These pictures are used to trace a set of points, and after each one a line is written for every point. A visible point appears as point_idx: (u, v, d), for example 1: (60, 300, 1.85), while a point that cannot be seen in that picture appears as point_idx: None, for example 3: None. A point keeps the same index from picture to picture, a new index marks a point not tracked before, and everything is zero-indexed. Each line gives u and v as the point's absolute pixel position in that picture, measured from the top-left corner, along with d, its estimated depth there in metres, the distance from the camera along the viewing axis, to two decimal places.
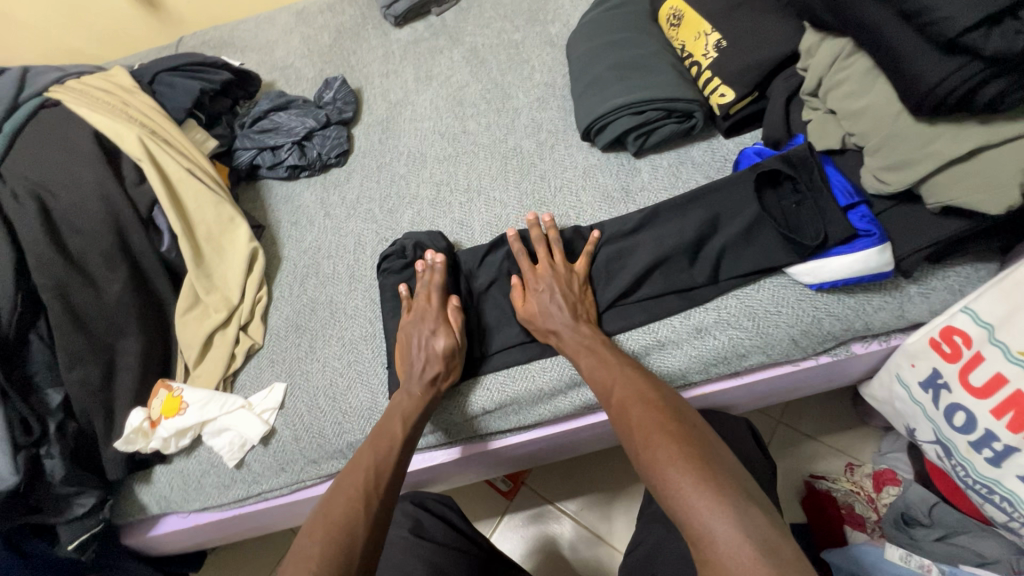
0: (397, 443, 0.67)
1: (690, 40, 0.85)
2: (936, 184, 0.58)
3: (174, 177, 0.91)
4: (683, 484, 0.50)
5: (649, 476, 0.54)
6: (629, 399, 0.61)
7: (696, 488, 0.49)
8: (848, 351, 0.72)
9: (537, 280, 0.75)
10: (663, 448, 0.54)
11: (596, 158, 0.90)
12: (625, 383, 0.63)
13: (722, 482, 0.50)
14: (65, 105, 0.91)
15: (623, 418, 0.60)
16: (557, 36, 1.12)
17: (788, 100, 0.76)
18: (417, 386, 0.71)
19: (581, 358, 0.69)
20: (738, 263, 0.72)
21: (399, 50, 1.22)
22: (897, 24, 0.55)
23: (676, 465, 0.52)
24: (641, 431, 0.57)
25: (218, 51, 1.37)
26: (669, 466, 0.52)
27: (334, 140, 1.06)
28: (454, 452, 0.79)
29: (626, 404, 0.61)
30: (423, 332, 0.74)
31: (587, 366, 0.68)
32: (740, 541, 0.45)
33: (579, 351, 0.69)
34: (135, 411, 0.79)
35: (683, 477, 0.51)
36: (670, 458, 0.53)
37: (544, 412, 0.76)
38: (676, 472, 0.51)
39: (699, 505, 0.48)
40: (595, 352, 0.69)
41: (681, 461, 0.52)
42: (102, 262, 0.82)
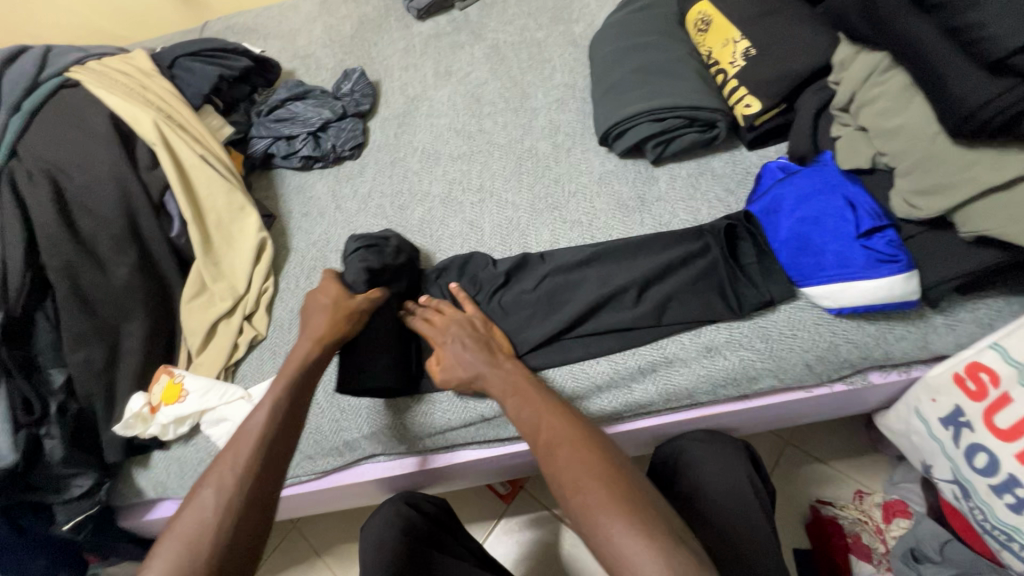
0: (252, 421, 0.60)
1: (718, 47, 0.81)
2: (969, 213, 0.55)
3: (186, 163, 0.90)
4: (615, 532, 0.47)
5: (580, 523, 0.50)
6: (554, 436, 0.56)
7: (630, 536, 0.47)
8: (865, 380, 0.69)
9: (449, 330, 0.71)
10: (593, 490, 0.50)
11: (614, 164, 0.88)
12: (549, 416, 0.58)
13: (662, 533, 0.47)
14: (83, 85, 0.91)
15: (547, 456, 0.55)
16: (581, 36, 1.09)
17: (817, 114, 0.72)
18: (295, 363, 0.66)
19: (507, 395, 0.62)
20: (755, 283, 0.68)
21: (420, 44, 1.20)
22: (941, 41, 0.52)
23: (613, 514, 0.48)
24: (570, 475, 0.52)
25: (241, 37, 1.38)
26: (600, 512, 0.49)
27: (349, 132, 1.05)
28: (399, 466, 0.80)
29: (551, 442, 0.55)
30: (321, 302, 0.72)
31: (513, 407, 0.61)
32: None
33: (506, 387, 0.63)
34: (136, 396, 0.79)
35: (616, 523, 0.48)
36: (605, 507, 0.49)
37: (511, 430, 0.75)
38: (613, 522, 0.48)
39: (636, 560, 0.45)
40: (521, 390, 0.62)
41: (616, 509, 0.49)
42: (111, 245, 0.82)
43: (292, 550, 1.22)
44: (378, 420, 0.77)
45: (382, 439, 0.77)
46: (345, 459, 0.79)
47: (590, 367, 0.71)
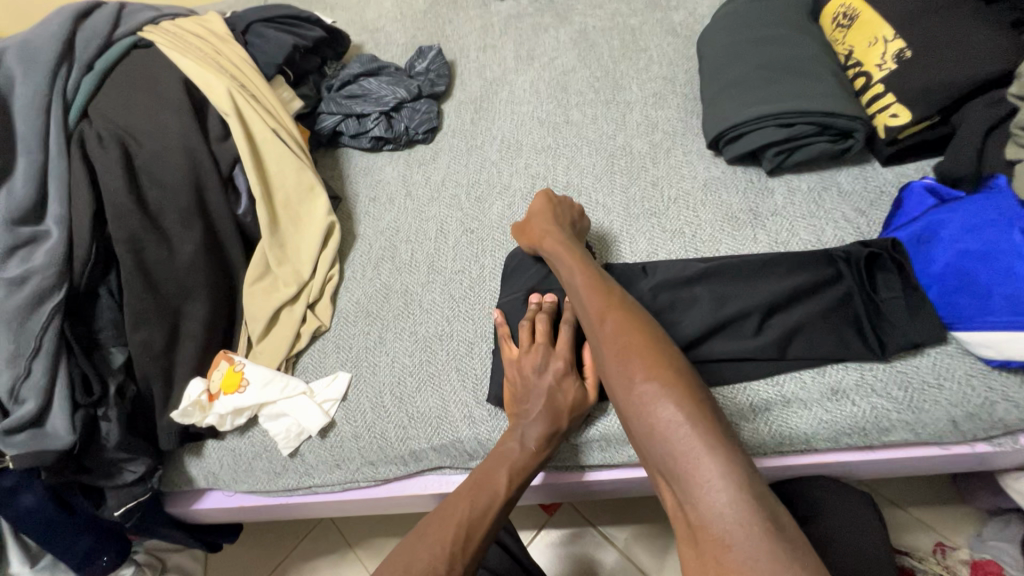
0: (496, 502, 0.58)
1: (860, 47, 0.72)
2: None
3: (259, 137, 0.85)
4: (672, 414, 0.48)
5: (637, 416, 0.50)
6: (622, 323, 0.56)
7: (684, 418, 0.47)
8: (1015, 444, 0.60)
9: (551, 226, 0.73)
10: (657, 373, 0.51)
11: (721, 170, 0.79)
12: (617, 308, 0.58)
13: (727, 436, 0.47)
14: (156, 47, 0.86)
15: (614, 339, 0.55)
16: (680, 26, 1.00)
17: (988, 131, 0.61)
18: (531, 439, 0.62)
19: (583, 283, 0.63)
20: (897, 323, 0.60)
21: (500, 24, 1.12)
22: None
23: (675, 404, 0.48)
24: (635, 368, 0.52)
25: (307, 6, 1.31)
26: (661, 394, 0.49)
27: (424, 114, 0.98)
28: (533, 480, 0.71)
29: (619, 327, 0.56)
30: (546, 374, 0.64)
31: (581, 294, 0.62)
32: (733, 501, 0.42)
33: (576, 272, 0.64)
34: (195, 381, 0.74)
35: (676, 407, 0.48)
36: (670, 398, 0.49)
37: (607, 455, 0.68)
38: (671, 411, 0.48)
39: (690, 445, 0.46)
40: (594, 280, 0.63)
41: (677, 394, 0.49)
42: (179, 219, 0.77)
43: (324, 540, 1.18)
44: (448, 434, 0.71)
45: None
46: (409, 470, 0.74)
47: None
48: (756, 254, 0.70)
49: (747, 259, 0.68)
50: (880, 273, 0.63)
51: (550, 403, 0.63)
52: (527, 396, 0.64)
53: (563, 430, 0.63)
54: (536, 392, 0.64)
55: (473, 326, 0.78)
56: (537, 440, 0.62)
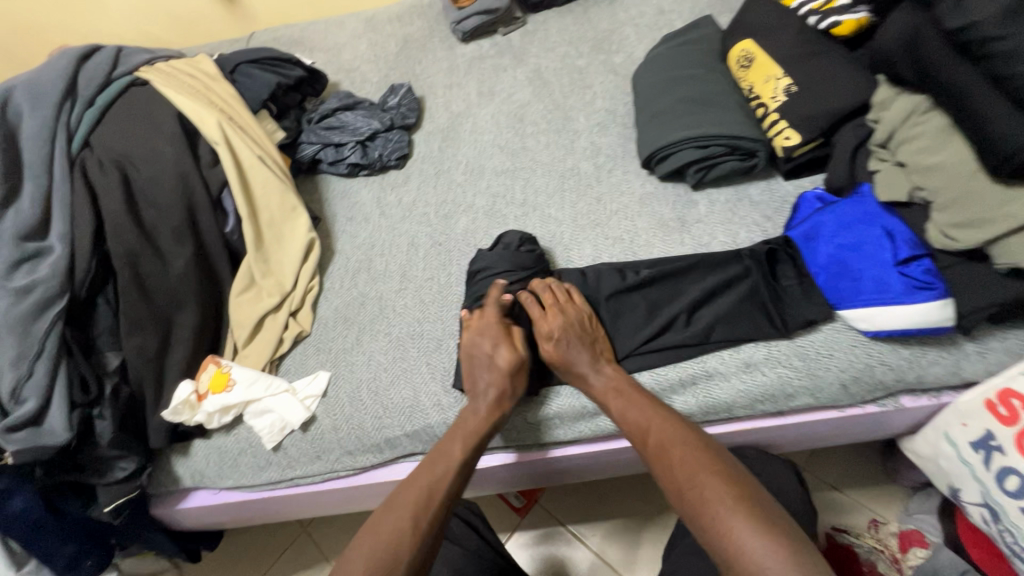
0: (452, 467, 0.67)
1: (759, 83, 0.86)
2: (1009, 245, 0.58)
3: (246, 163, 0.94)
4: (735, 526, 0.53)
5: (699, 527, 0.56)
6: (670, 442, 0.63)
7: (746, 527, 0.53)
8: (896, 403, 0.72)
9: (558, 318, 0.74)
10: (711, 486, 0.57)
11: (654, 187, 0.92)
12: (661, 426, 0.65)
13: (789, 538, 0.52)
14: (152, 84, 0.96)
15: (665, 463, 0.62)
16: (620, 66, 1.15)
17: (855, 149, 0.76)
18: (481, 406, 0.71)
19: (611, 398, 0.69)
20: (794, 306, 0.72)
21: (464, 64, 1.26)
22: (984, 89, 0.56)
23: (734, 515, 0.54)
24: (688, 469, 0.60)
25: (288, 49, 1.44)
26: (720, 507, 0.55)
27: (396, 143, 1.10)
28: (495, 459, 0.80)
29: (667, 448, 0.63)
30: (485, 347, 0.74)
31: (618, 408, 0.68)
32: None
33: (607, 388, 0.70)
34: (184, 383, 0.80)
35: (736, 516, 0.54)
36: (729, 510, 0.55)
37: (559, 433, 0.77)
38: (724, 505, 0.55)
39: (756, 551, 0.51)
40: (626, 394, 0.69)
41: (735, 504, 0.55)
42: (171, 236, 0.85)
43: (302, 553, 1.21)
44: (420, 420, 0.79)
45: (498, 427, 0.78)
46: (384, 457, 0.81)
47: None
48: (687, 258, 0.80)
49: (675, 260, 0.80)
50: (782, 266, 0.76)
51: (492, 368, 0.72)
52: (475, 367, 0.74)
53: (509, 390, 0.72)
54: (480, 361, 0.73)
55: (441, 326, 0.87)
56: (485, 403, 0.71)
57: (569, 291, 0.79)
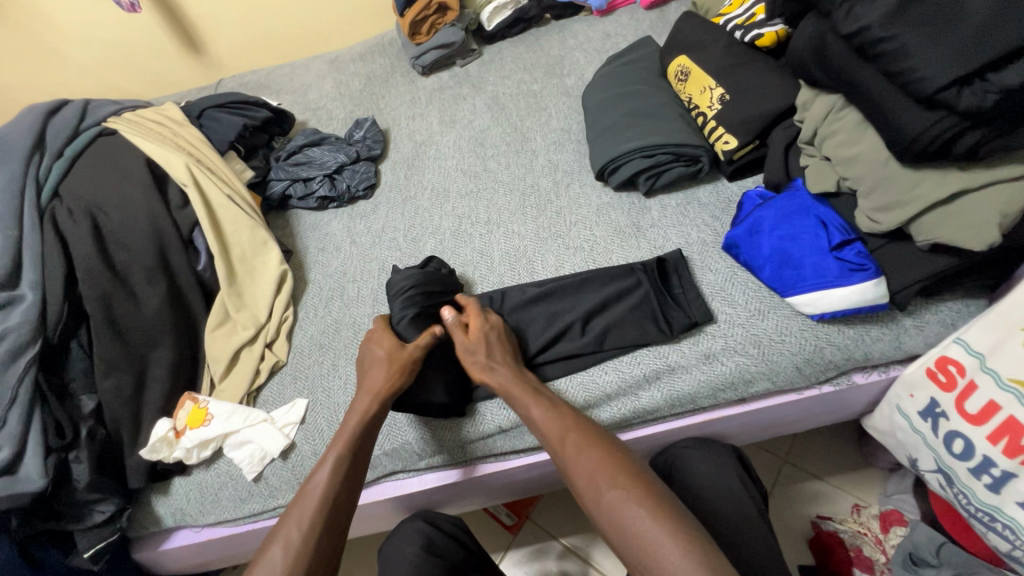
0: (343, 470, 0.67)
1: (696, 93, 0.92)
2: (924, 223, 0.63)
3: (215, 203, 0.97)
4: (642, 523, 0.54)
5: (612, 524, 0.56)
6: (581, 443, 0.63)
7: (650, 523, 0.54)
8: (849, 380, 0.75)
9: (481, 326, 0.77)
10: (619, 485, 0.58)
11: (609, 197, 0.97)
12: (572, 427, 0.65)
13: (687, 530, 0.53)
14: (120, 134, 0.99)
15: (577, 462, 0.62)
16: (573, 87, 1.21)
17: (786, 149, 0.82)
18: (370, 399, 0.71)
19: (529, 403, 0.69)
20: (678, 308, 0.78)
21: (425, 96, 1.32)
22: (883, 84, 0.62)
23: (639, 510, 0.55)
24: (593, 470, 0.60)
25: (255, 93, 1.49)
26: (628, 506, 0.56)
27: (363, 174, 1.14)
28: (452, 475, 0.82)
29: (579, 448, 0.62)
30: (375, 353, 0.76)
31: (536, 412, 0.68)
32: None
33: (524, 394, 0.70)
34: (162, 421, 0.81)
35: (643, 513, 0.55)
36: (636, 507, 0.55)
37: (505, 445, 0.80)
38: (620, 493, 0.57)
39: (659, 546, 0.52)
40: (542, 399, 0.69)
41: (638, 500, 0.56)
42: (143, 276, 0.87)
43: None
44: (397, 438, 0.80)
45: (472, 438, 0.80)
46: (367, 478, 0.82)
47: (593, 386, 0.77)
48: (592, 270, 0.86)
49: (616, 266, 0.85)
50: (672, 275, 0.82)
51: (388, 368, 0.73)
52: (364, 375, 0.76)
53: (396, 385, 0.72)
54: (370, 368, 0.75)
55: None
56: (370, 401, 0.71)
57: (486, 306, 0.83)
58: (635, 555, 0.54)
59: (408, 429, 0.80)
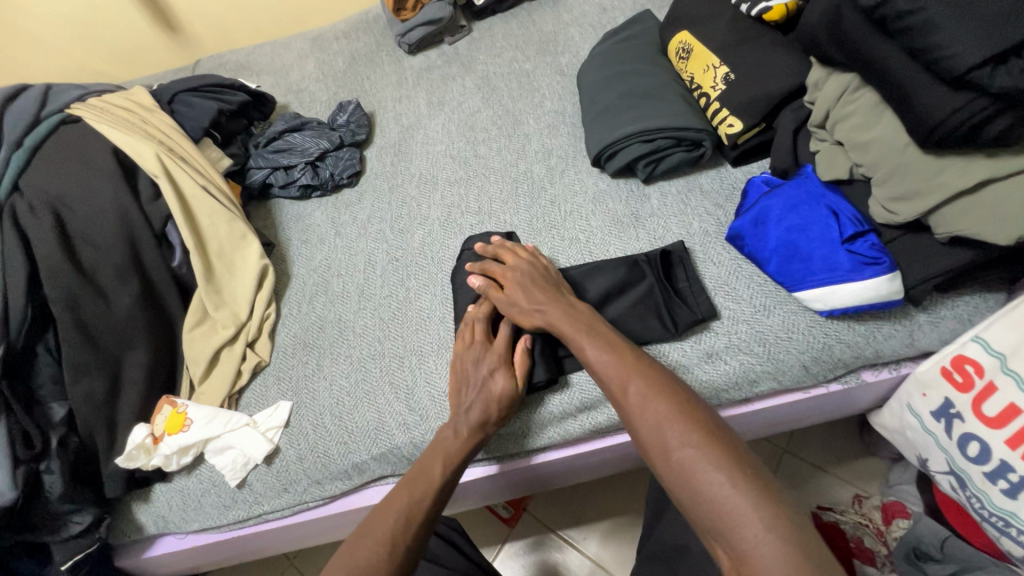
0: (432, 490, 0.64)
1: (699, 73, 0.87)
2: (943, 216, 0.59)
3: (189, 194, 0.91)
4: (715, 477, 0.49)
5: (677, 474, 0.51)
6: (648, 387, 0.58)
7: (726, 478, 0.48)
8: (858, 379, 0.72)
9: (511, 274, 0.76)
10: (690, 436, 0.52)
11: (606, 184, 0.92)
12: (638, 373, 0.60)
13: (768, 489, 0.47)
14: (84, 121, 0.93)
15: (642, 407, 0.57)
16: (567, 66, 1.14)
17: (795, 132, 0.77)
18: (464, 426, 0.69)
19: (588, 343, 0.65)
20: (684, 305, 0.74)
21: (412, 77, 1.25)
22: (905, 62, 0.56)
23: (713, 465, 0.49)
24: (662, 418, 0.55)
25: (233, 74, 1.41)
26: (698, 458, 0.50)
27: (347, 161, 1.08)
28: (486, 469, 0.78)
29: (645, 392, 0.58)
30: (480, 371, 0.72)
31: (596, 355, 0.64)
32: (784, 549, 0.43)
33: (584, 335, 0.66)
34: (139, 427, 0.78)
35: (717, 467, 0.49)
36: (709, 460, 0.50)
37: (540, 439, 0.75)
38: (693, 451, 0.51)
39: (734, 504, 0.47)
40: (611, 344, 0.65)
41: (712, 454, 0.50)
42: (114, 275, 0.82)
43: None
44: (386, 442, 0.77)
45: None
46: (353, 484, 0.79)
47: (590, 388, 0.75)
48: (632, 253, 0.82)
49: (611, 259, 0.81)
50: (677, 268, 0.77)
51: (484, 393, 0.70)
52: (467, 393, 0.72)
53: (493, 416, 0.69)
54: (474, 386, 0.71)
55: (402, 343, 0.85)
56: (467, 426, 0.69)
57: (513, 245, 0.82)
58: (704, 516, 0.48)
59: None
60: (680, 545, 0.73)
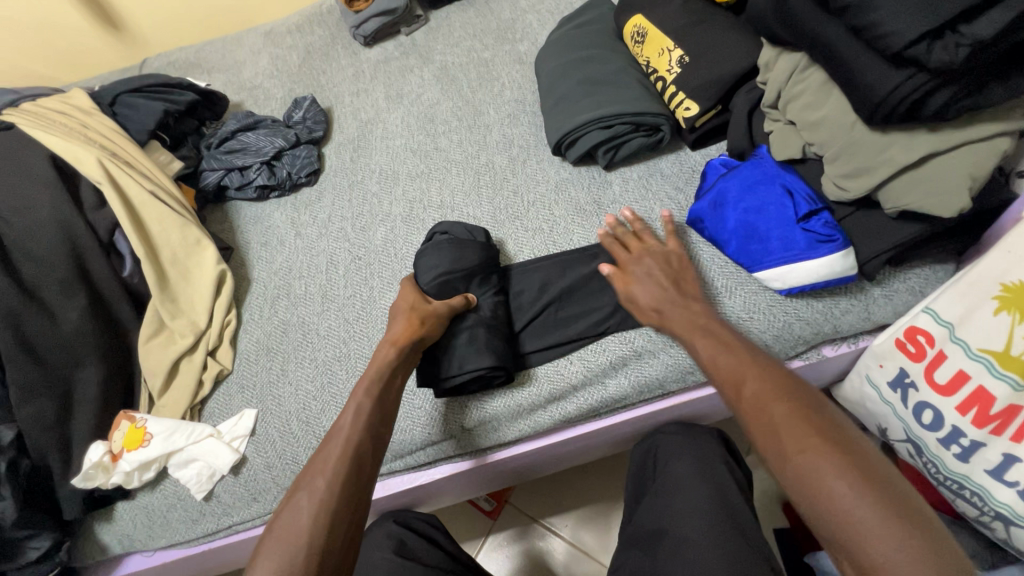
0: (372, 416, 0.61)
1: (654, 56, 0.86)
2: (891, 189, 0.60)
3: (136, 200, 0.87)
4: (828, 479, 0.43)
5: (800, 485, 0.45)
6: (765, 390, 0.50)
7: (841, 473, 0.43)
8: (819, 354, 0.73)
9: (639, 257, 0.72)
10: (808, 440, 0.46)
11: (568, 172, 0.91)
12: (757, 372, 0.52)
13: (877, 476, 0.43)
14: (18, 127, 0.88)
15: (759, 411, 0.49)
16: (526, 54, 1.13)
17: (749, 114, 0.78)
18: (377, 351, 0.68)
19: (702, 344, 0.58)
20: None
21: (369, 69, 1.22)
22: (849, 40, 0.57)
23: (835, 469, 0.44)
24: (776, 419, 0.48)
25: (182, 72, 1.36)
26: (818, 461, 0.44)
27: (305, 159, 1.05)
28: (452, 468, 0.78)
29: (762, 396, 0.50)
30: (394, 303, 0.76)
31: (711, 355, 0.57)
32: (890, 528, 0.40)
33: (700, 338, 0.59)
34: (96, 446, 0.75)
35: (832, 464, 0.44)
36: (830, 463, 0.44)
37: (502, 434, 0.75)
38: (819, 458, 0.45)
39: (837, 491, 0.43)
40: (715, 336, 0.59)
41: (831, 458, 0.44)
42: (59, 289, 0.78)
43: None
44: None
45: (439, 437, 0.75)
46: None
47: (555, 379, 0.74)
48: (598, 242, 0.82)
49: (574, 253, 0.82)
50: None
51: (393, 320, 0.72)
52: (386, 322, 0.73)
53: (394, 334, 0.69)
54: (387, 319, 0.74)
55: (368, 343, 0.83)
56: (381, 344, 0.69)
57: (640, 230, 0.75)
58: (814, 518, 0.44)
59: (416, 415, 0.75)
60: (658, 529, 0.73)
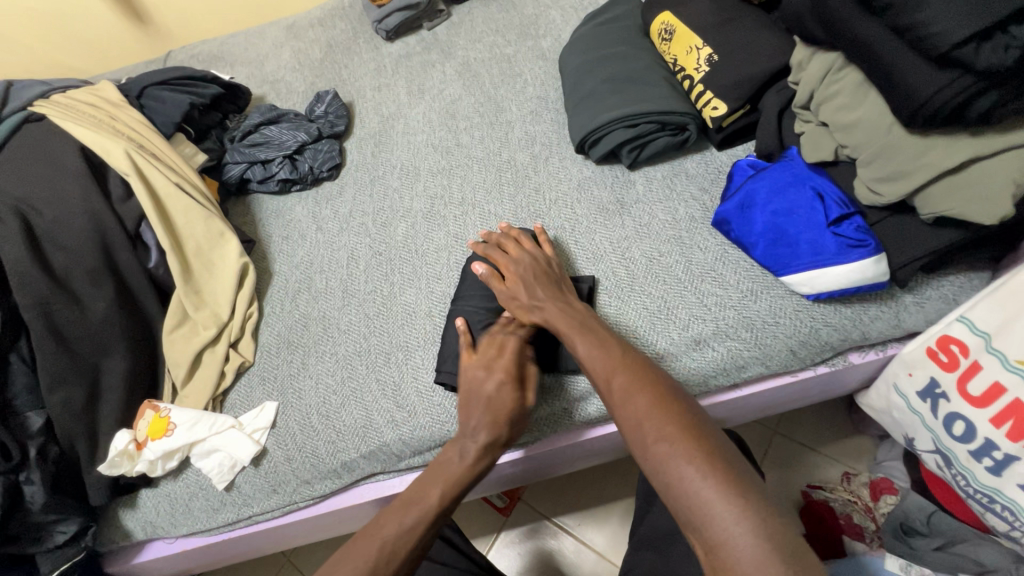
0: (427, 515, 0.61)
1: (682, 54, 0.85)
2: (930, 195, 0.58)
3: (162, 192, 0.88)
4: (683, 469, 0.48)
5: (658, 474, 0.50)
6: (632, 385, 0.56)
7: (691, 461, 0.48)
8: (845, 361, 0.72)
9: (513, 264, 0.75)
10: (669, 432, 0.51)
11: (591, 171, 0.90)
12: (623, 369, 0.58)
13: (723, 459, 0.48)
14: (50, 119, 0.89)
15: (626, 406, 0.55)
16: (549, 50, 1.12)
17: (779, 114, 0.77)
18: (471, 449, 0.65)
19: (577, 338, 0.64)
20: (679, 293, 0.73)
21: (391, 64, 1.22)
22: (890, 40, 0.55)
23: (688, 458, 0.49)
24: (638, 414, 0.54)
25: (206, 65, 1.37)
26: (677, 453, 0.49)
27: (327, 154, 1.05)
28: None
29: (629, 390, 0.56)
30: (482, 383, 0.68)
31: (585, 347, 0.63)
32: (731, 509, 0.45)
33: (575, 331, 0.65)
34: (121, 433, 0.76)
35: (686, 457, 0.49)
36: (682, 451, 0.49)
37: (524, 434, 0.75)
38: (673, 450, 0.50)
39: (687, 477, 0.48)
40: (589, 331, 0.65)
41: (684, 446, 0.49)
42: (88, 279, 0.80)
43: None
44: (374, 439, 0.76)
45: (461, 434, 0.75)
46: (343, 482, 0.78)
47: (576, 380, 0.75)
48: (623, 243, 0.81)
49: (598, 253, 0.81)
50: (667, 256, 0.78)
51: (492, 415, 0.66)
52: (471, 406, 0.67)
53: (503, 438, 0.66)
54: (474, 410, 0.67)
55: (388, 339, 0.84)
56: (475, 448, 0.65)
57: (513, 238, 0.80)
58: (673, 505, 0.48)
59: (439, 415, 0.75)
60: (673, 531, 0.74)
